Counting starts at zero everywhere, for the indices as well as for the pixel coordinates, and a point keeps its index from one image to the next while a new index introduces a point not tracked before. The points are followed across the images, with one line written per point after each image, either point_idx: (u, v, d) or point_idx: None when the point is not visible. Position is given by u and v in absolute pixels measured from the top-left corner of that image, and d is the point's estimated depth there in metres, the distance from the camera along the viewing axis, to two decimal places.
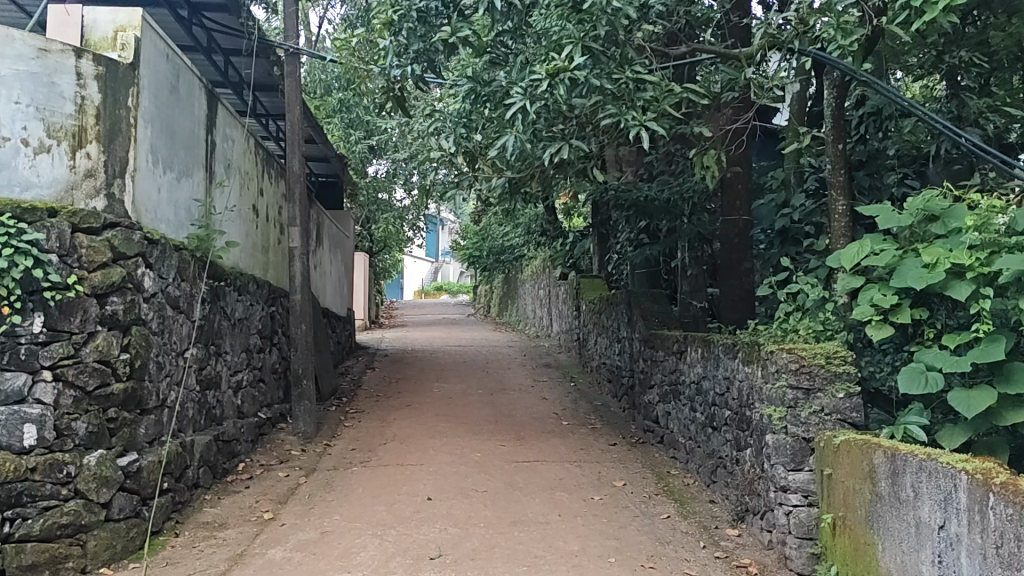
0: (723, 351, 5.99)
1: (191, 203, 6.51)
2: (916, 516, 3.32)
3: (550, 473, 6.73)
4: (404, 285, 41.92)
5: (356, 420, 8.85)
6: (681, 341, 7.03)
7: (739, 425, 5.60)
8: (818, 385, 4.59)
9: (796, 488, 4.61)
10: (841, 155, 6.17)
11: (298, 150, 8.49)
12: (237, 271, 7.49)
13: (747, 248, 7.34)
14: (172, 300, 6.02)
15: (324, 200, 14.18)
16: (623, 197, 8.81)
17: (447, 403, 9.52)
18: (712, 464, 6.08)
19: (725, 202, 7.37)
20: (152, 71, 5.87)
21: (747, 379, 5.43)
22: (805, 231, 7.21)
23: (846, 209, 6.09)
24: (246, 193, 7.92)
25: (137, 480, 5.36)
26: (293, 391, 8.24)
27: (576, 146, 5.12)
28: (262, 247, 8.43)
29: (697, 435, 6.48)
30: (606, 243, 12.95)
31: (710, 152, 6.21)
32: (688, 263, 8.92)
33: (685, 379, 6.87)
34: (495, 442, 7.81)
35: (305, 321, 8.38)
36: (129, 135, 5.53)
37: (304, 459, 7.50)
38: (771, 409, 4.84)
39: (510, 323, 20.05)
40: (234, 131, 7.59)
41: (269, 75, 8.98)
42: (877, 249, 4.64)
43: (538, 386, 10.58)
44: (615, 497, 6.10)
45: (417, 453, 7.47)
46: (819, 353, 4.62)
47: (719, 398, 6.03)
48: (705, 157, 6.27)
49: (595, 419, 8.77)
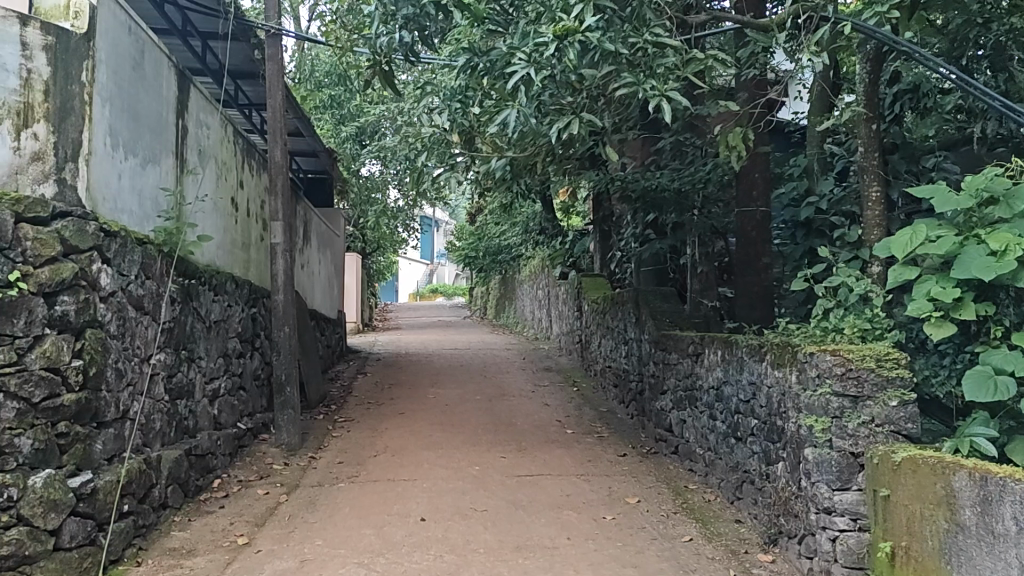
0: (747, 353, 5.41)
1: (159, 193, 5.91)
2: (1018, 555, 2.81)
3: (556, 489, 6.12)
4: (398, 287, 41.36)
5: (345, 430, 8.22)
6: (697, 342, 6.44)
7: (769, 435, 5.02)
8: (868, 392, 4.01)
9: (843, 510, 4.03)
10: (874, 137, 5.61)
11: (281, 138, 7.84)
12: (213, 269, 6.88)
13: (766, 242, 6.77)
14: (136, 300, 5.40)
15: (313, 196, 13.58)
16: (631, 187, 8.15)
17: (443, 411, 8.90)
18: (737, 481, 5.48)
19: (741, 192, 6.82)
20: (111, 44, 5.26)
21: (779, 384, 4.85)
22: (833, 222, 6.57)
23: (879, 197, 5.54)
24: (222, 184, 7.29)
25: (92, 503, 4.72)
26: (276, 399, 7.61)
27: (591, 122, 4.46)
28: (241, 244, 7.80)
29: (718, 446, 5.90)
30: (608, 241, 12.41)
31: (738, 129, 5.51)
32: (698, 260, 8.58)
33: (702, 385, 6.28)
34: (495, 453, 7.20)
35: (289, 324, 7.73)
36: (83, 114, 4.92)
37: (287, 473, 6.88)
38: (811, 419, 4.20)
39: (507, 325, 19.50)
40: (211, 118, 6.99)
41: (249, 59, 8.31)
42: (934, 236, 4.02)
43: (540, 390, 10.00)
44: (629, 516, 5.50)
45: (410, 466, 6.86)
46: (869, 355, 4.04)
47: (744, 406, 5.45)
48: (731, 136, 5.57)
49: (601, 427, 8.19)
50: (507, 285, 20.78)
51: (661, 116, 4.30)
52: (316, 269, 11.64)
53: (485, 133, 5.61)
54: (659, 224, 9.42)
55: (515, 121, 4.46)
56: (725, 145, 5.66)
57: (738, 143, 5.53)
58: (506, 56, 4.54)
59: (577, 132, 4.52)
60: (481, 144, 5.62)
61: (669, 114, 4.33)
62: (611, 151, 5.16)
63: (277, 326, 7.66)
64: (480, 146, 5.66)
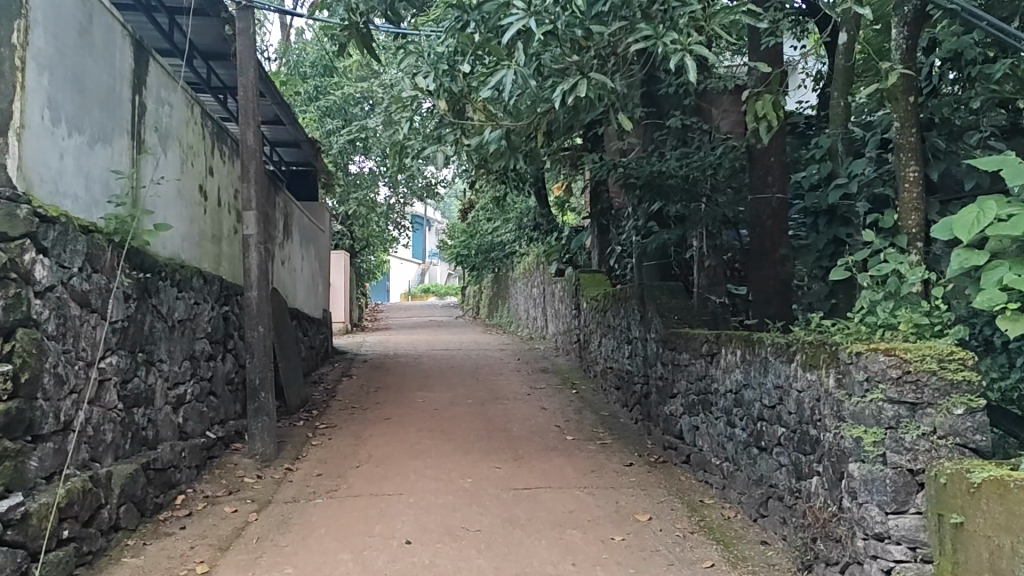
0: (772, 353, 4.82)
1: (110, 176, 5.25)
2: None
3: (558, 504, 5.48)
4: (389, 288, 40.71)
5: (326, 438, 7.58)
6: (711, 341, 5.83)
7: (800, 446, 4.43)
8: (928, 398, 3.44)
9: (899, 537, 3.46)
10: (911, 111, 5.02)
11: (253, 120, 7.17)
12: (177, 262, 6.22)
13: (783, 231, 6.23)
14: (79, 297, 4.74)
15: (297, 189, 12.94)
16: (634, 174, 7.50)
17: (434, 416, 8.26)
18: (761, 496, 4.88)
19: (755, 177, 6.35)
20: (51, 3, 4.57)
21: (813, 389, 4.25)
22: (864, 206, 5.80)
23: (917, 176, 4.96)
24: (188, 170, 6.63)
25: (23, 531, 4.00)
26: (249, 405, 6.95)
27: (604, 80, 3.90)
28: (211, 236, 7.16)
29: (737, 456, 5.29)
30: (606, 236, 11.80)
31: (767, 96, 4.97)
32: (706, 254, 8.08)
33: (718, 388, 5.68)
34: (489, 462, 6.58)
35: (263, 323, 7.06)
36: (15, 81, 4.22)
37: (259, 488, 6.24)
38: (859, 430, 3.62)
39: (501, 325, 18.87)
40: (174, 95, 6.32)
41: (220, 36, 7.60)
42: (1005, 215, 3.40)
43: (536, 393, 9.37)
44: (641, 536, 4.89)
45: (396, 479, 6.22)
46: (929, 355, 3.46)
47: (769, 413, 4.85)
48: (759, 102, 5.03)
49: (603, 433, 7.58)
50: (499, 284, 20.20)
51: (686, 74, 3.82)
52: (298, 267, 10.98)
53: (477, 99, 5.07)
54: (664, 214, 8.73)
55: (511, 81, 3.91)
56: (752, 114, 5.11)
57: (769, 110, 4.98)
58: (501, 7, 4.03)
59: (582, 93, 3.94)
60: (472, 112, 5.05)
61: (699, 68, 3.87)
62: (625, 119, 4.61)
63: (250, 326, 6.98)
64: (471, 115, 5.05)
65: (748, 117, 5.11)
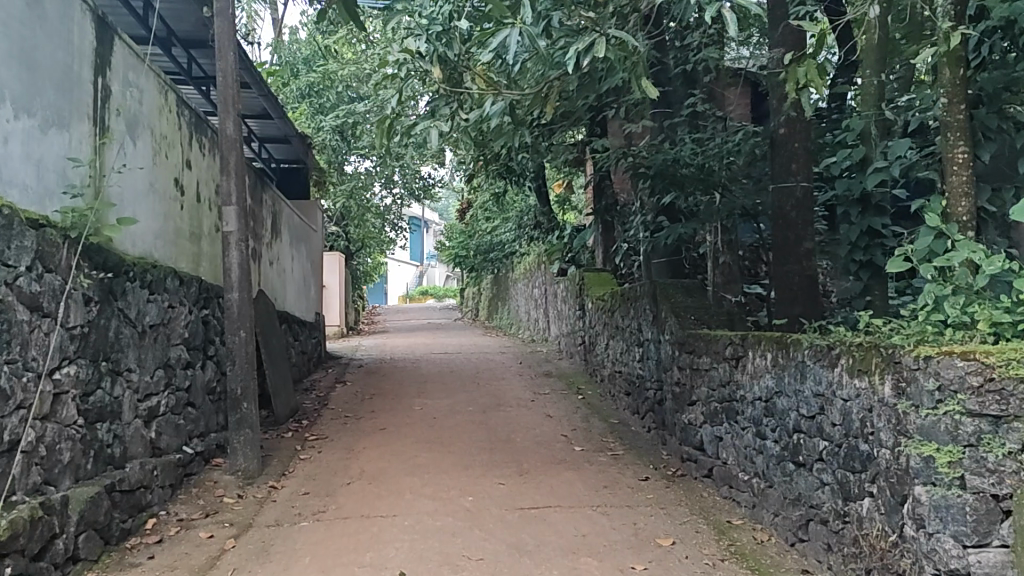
0: (809, 357, 4.30)
1: (66, 164, 4.66)
2: None
3: (570, 527, 4.95)
4: (387, 291, 40.24)
5: (316, 452, 7.01)
6: (736, 343, 5.30)
7: (847, 462, 3.93)
8: (1013, 411, 2.94)
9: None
10: (960, 85, 4.48)
11: (234, 109, 6.53)
12: (146, 262, 5.63)
13: (810, 224, 5.74)
14: (28, 300, 4.17)
15: (287, 187, 12.36)
16: (645, 164, 6.98)
17: (433, 426, 7.70)
18: (800, 519, 4.35)
19: (778, 165, 5.84)
20: None
21: (864, 398, 3.75)
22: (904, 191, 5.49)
23: (968, 157, 4.41)
24: (162, 161, 6.02)
25: None
26: (229, 418, 6.37)
27: (626, 36, 3.72)
28: (188, 235, 6.56)
29: (769, 471, 4.76)
30: (610, 233, 11.33)
31: (811, 60, 4.31)
32: (720, 250, 7.60)
33: (744, 396, 5.15)
34: (492, 477, 6.05)
35: (245, 328, 6.40)
36: None
37: (240, 508, 5.68)
38: (929, 448, 3.14)
39: (502, 327, 18.34)
40: (144, 79, 5.73)
41: (199, 17, 7.03)
42: None
43: (540, 400, 8.84)
44: (665, 564, 4.36)
45: (390, 498, 5.67)
46: (1015, 359, 2.96)
47: (807, 424, 4.32)
48: (802, 67, 4.37)
49: (614, 443, 7.06)
50: (499, 285, 19.67)
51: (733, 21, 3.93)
52: (288, 268, 10.41)
53: (476, 67, 4.82)
54: (674, 208, 8.14)
55: (516, 43, 3.60)
56: (793, 83, 4.49)
57: (813, 76, 4.32)
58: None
59: (602, 51, 3.70)
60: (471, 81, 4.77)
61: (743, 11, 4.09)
62: (652, 87, 4.16)
63: (230, 331, 6.35)
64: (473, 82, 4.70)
65: (789, 83, 4.46)
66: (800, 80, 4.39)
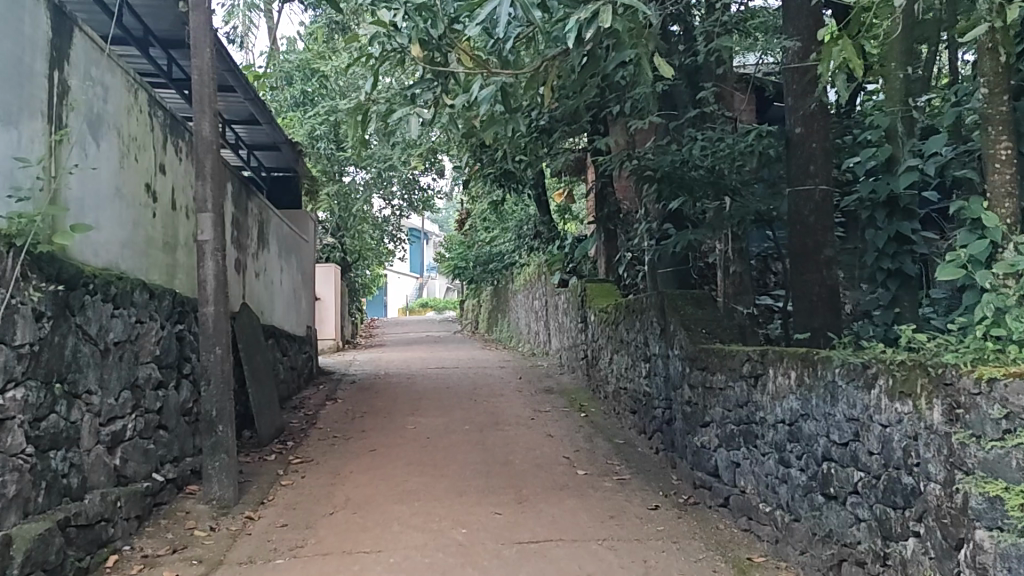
0: (840, 377, 3.83)
1: (11, 164, 4.19)
2: None
3: (574, 565, 4.46)
4: (387, 303, 39.83)
5: (300, 477, 6.53)
6: (753, 360, 4.83)
7: (887, 497, 3.46)
8: None
9: None
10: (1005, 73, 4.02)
11: (211, 109, 6.07)
12: (110, 273, 5.17)
13: (831, 230, 5.30)
14: None
15: (278, 197, 11.95)
16: (652, 166, 6.52)
17: (424, 448, 7.22)
18: (832, 559, 3.88)
19: (795, 167, 5.39)
20: None
21: (908, 426, 3.28)
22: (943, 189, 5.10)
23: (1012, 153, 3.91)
24: (130, 164, 5.56)
25: None
26: (204, 442, 5.89)
27: (634, 3, 3.46)
28: (160, 243, 6.10)
29: (794, 503, 4.29)
30: (613, 243, 10.88)
31: (846, 37, 3.79)
32: (731, 259, 7.14)
33: (764, 419, 4.68)
34: (487, 506, 5.56)
35: (221, 344, 5.93)
36: None
37: (212, 542, 5.21)
38: (996, 487, 2.70)
39: (502, 340, 17.85)
40: (109, 76, 5.28)
41: (176, 14, 6.59)
42: None
43: (541, 418, 8.37)
44: None
45: (375, 531, 5.19)
46: None
47: (839, 452, 3.85)
48: (836, 46, 3.85)
49: (620, 466, 6.57)
50: (498, 297, 19.20)
51: None
52: (276, 279, 9.95)
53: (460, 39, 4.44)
54: (682, 215, 7.68)
55: (507, 16, 3.32)
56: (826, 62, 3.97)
57: (850, 56, 3.80)
58: None
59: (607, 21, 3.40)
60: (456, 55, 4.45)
61: None
62: (664, 64, 3.99)
63: (204, 348, 5.88)
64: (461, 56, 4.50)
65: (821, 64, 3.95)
66: (834, 59, 3.93)
